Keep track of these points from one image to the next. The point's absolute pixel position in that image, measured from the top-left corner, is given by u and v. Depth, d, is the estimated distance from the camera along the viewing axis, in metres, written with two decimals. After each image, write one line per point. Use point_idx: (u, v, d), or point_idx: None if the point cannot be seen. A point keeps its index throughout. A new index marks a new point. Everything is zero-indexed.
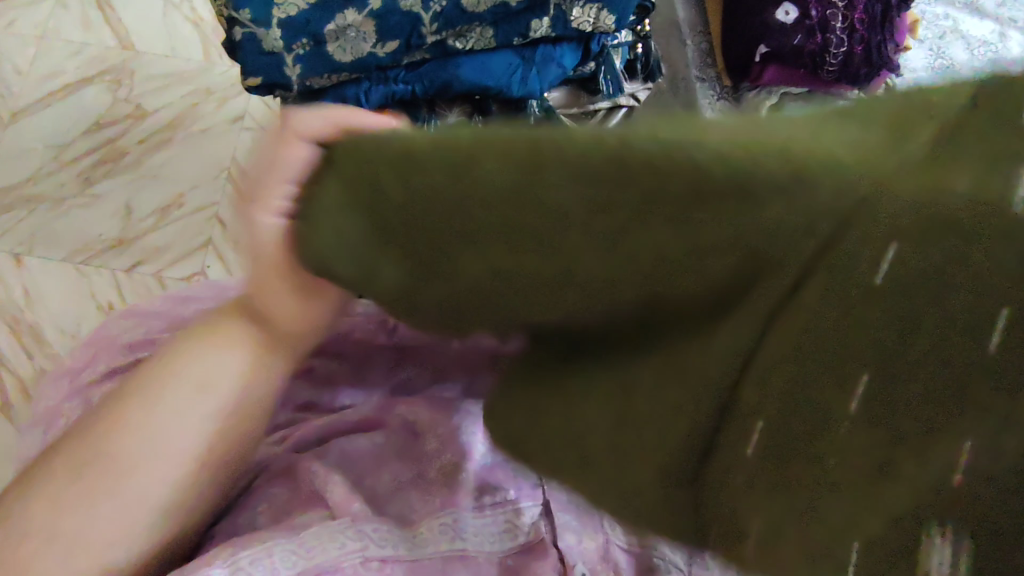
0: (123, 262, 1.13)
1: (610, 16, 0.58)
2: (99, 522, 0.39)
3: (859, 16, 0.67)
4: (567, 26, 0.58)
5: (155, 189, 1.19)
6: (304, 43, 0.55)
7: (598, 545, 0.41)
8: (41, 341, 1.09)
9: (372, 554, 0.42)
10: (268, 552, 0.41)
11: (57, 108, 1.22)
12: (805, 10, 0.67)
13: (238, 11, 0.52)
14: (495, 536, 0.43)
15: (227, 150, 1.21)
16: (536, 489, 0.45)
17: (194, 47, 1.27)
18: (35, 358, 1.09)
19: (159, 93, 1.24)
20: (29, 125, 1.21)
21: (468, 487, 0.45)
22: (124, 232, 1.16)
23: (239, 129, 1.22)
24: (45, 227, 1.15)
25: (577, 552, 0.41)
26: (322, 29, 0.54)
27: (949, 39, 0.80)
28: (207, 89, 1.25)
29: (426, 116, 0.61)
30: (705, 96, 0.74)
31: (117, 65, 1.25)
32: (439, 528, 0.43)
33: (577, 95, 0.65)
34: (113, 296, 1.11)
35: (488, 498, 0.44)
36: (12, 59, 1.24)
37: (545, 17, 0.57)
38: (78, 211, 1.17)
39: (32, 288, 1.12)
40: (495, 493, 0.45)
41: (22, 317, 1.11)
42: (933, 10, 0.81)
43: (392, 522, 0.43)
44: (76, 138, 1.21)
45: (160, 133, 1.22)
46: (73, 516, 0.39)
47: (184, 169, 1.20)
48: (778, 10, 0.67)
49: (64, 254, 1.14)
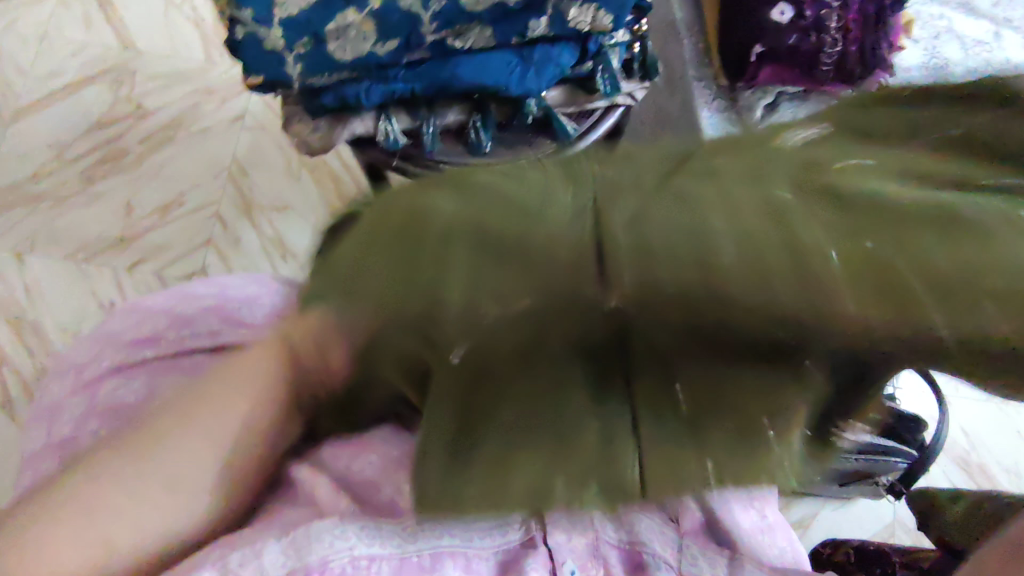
0: (125, 261, 1.15)
1: (606, 16, 0.59)
2: (137, 518, 0.41)
3: (853, 16, 0.67)
4: (565, 25, 0.59)
5: (156, 188, 1.20)
6: (304, 42, 0.55)
7: (586, 542, 0.49)
8: (43, 338, 1.10)
9: (361, 553, 0.43)
10: (257, 552, 0.42)
11: (59, 107, 1.23)
12: (800, 11, 0.67)
13: (240, 10, 0.54)
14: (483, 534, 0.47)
15: (228, 149, 1.22)
16: None
17: (194, 46, 1.27)
18: (36, 356, 1.09)
19: (160, 93, 1.25)
20: (31, 124, 1.22)
21: None
22: (125, 231, 1.17)
23: (239, 128, 1.23)
24: (46, 226, 1.16)
25: (566, 550, 0.48)
26: (323, 29, 0.54)
27: (943, 38, 0.81)
28: (208, 89, 1.25)
29: (426, 114, 0.63)
30: (702, 95, 0.75)
31: (118, 64, 1.25)
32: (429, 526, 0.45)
33: (575, 93, 0.66)
34: (114, 294, 1.13)
35: None
36: (14, 58, 1.24)
37: (542, 17, 0.58)
38: (79, 210, 1.17)
39: (33, 286, 1.13)
40: None
41: (23, 315, 1.11)
42: (927, 10, 0.82)
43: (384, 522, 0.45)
44: (77, 136, 1.21)
45: (161, 132, 1.23)
46: (115, 513, 0.41)
47: (184, 168, 1.21)
48: (773, 11, 0.68)
49: (65, 253, 1.15)
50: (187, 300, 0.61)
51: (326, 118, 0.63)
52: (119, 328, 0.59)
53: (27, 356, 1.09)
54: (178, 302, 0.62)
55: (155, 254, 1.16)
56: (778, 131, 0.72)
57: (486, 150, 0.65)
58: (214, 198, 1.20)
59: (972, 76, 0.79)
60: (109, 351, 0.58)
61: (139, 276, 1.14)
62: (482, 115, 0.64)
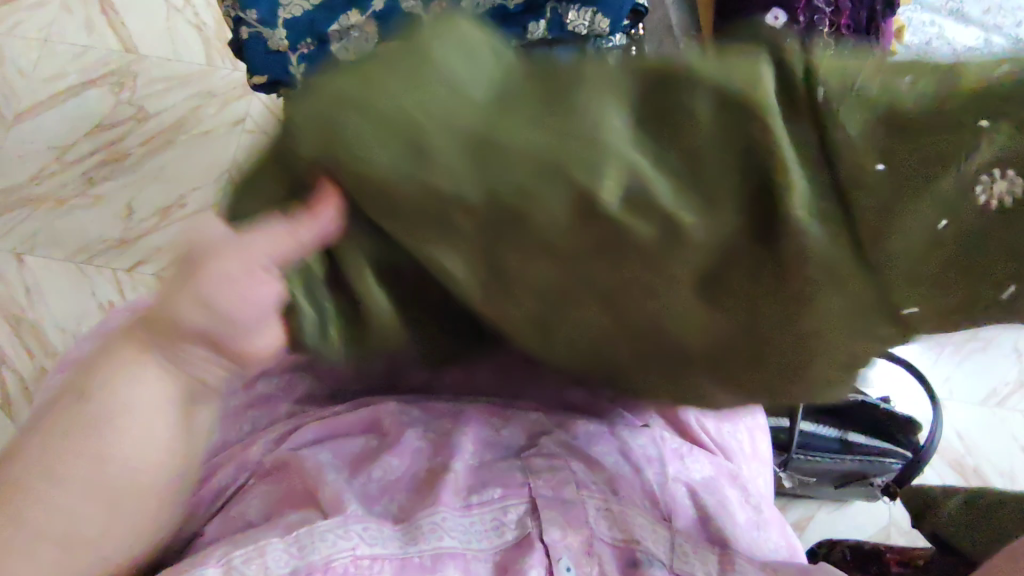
0: (124, 262, 1.15)
1: (604, 20, 0.60)
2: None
3: (844, 22, 0.68)
4: (563, 29, 0.60)
5: (156, 190, 1.20)
6: (309, 42, 0.56)
7: (581, 539, 0.50)
8: (42, 339, 1.11)
9: (362, 553, 0.46)
10: (259, 552, 0.45)
11: (60, 110, 1.24)
12: (793, 15, 0.67)
13: (246, 11, 0.55)
14: (480, 535, 0.49)
15: (227, 151, 1.23)
16: (521, 488, 0.51)
17: (196, 51, 1.28)
18: (36, 356, 1.10)
19: (161, 96, 1.25)
20: (31, 127, 1.22)
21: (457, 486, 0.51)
22: (125, 233, 1.17)
23: (239, 131, 1.24)
24: (46, 227, 1.17)
25: (562, 545, 0.49)
26: (326, 29, 0.55)
27: (934, 44, 0.82)
28: (209, 92, 1.26)
29: None
30: None
31: (120, 68, 1.26)
32: (428, 526, 0.48)
33: None
34: (114, 295, 1.13)
35: (475, 497, 0.51)
36: (17, 62, 1.26)
37: (541, 20, 0.60)
38: (80, 212, 1.18)
39: (33, 286, 1.14)
40: (482, 492, 0.51)
41: (23, 315, 1.12)
42: (919, 16, 0.83)
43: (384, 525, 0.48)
44: (78, 139, 1.22)
45: (162, 135, 1.24)
46: None
47: (185, 170, 1.22)
48: (769, 15, 0.67)
49: (65, 254, 1.15)
50: None
51: None
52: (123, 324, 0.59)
53: (27, 357, 1.10)
54: None
55: (155, 255, 1.16)
56: None
57: None
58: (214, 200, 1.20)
59: None
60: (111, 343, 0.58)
61: (139, 277, 1.14)
62: None
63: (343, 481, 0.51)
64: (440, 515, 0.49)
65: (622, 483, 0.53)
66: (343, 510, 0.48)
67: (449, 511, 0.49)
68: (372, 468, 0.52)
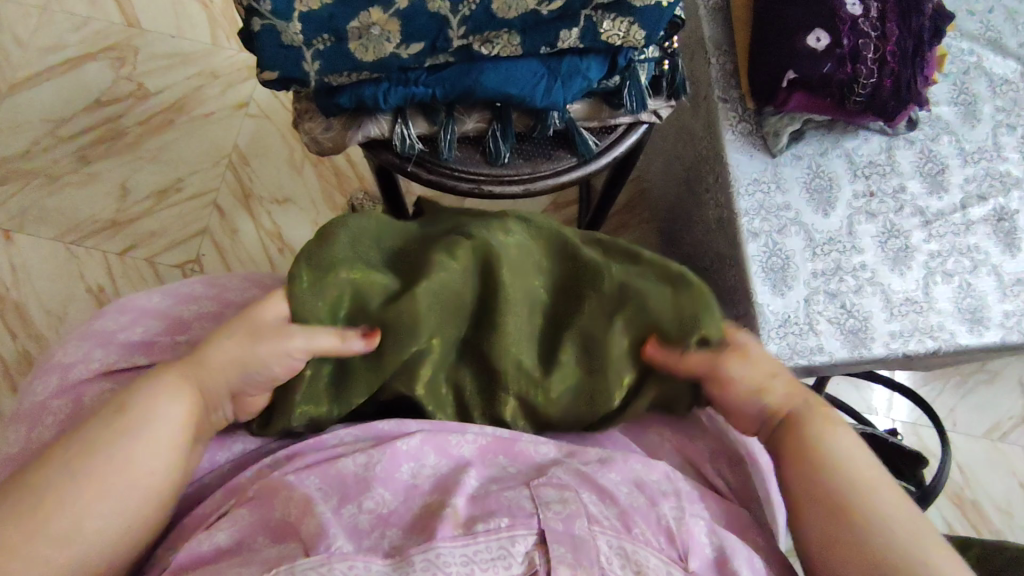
0: (115, 246, 1.11)
1: (640, 32, 0.56)
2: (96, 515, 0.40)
3: (891, 48, 0.65)
4: (596, 38, 0.56)
5: (153, 172, 1.16)
6: (325, 39, 0.52)
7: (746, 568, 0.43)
8: (27, 320, 1.07)
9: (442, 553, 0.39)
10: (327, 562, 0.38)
11: (56, 82, 1.19)
12: (837, 38, 0.64)
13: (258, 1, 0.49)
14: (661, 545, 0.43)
15: (229, 136, 1.18)
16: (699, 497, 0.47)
17: (201, 29, 1.23)
18: (19, 338, 1.06)
19: (163, 74, 1.20)
20: (25, 99, 1.17)
21: (652, 538, 0.43)
22: (119, 214, 1.13)
23: (244, 115, 1.19)
24: (37, 204, 1.12)
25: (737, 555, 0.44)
26: (344, 27, 0.51)
27: (972, 75, 0.79)
28: (213, 73, 1.21)
29: (444, 119, 0.61)
30: (727, 117, 0.73)
31: (121, 42, 1.21)
32: (607, 554, 0.41)
33: (599, 108, 0.64)
34: (103, 279, 1.09)
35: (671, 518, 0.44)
36: (14, 30, 1.20)
37: (574, 29, 0.55)
38: (73, 189, 1.14)
39: (19, 265, 1.10)
40: (681, 526, 0.44)
41: (9, 294, 1.08)
42: (958, 44, 0.79)
43: (567, 547, 0.40)
44: (75, 114, 1.17)
45: (161, 115, 1.19)
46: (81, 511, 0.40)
47: (183, 153, 1.17)
48: (809, 36, 0.64)
49: (55, 232, 1.11)
50: (181, 304, 0.59)
51: (339, 117, 0.60)
52: (112, 328, 0.56)
53: (9, 339, 1.06)
54: (172, 306, 0.59)
55: (148, 239, 1.12)
56: (800, 160, 0.73)
57: (503, 160, 0.64)
58: (213, 185, 1.16)
59: (997, 115, 0.78)
60: (99, 349, 0.55)
61: (131, 261, 1.11)
62: (502, 125, 0.62)
63: (329, 511, 0.41)
64: (640, 534, 0.43)
65: (636, 518, 0.43)
66: (513, 538, 0.41)
67: (446, 546, 0.39)
68: (363, 498, 0.42)
